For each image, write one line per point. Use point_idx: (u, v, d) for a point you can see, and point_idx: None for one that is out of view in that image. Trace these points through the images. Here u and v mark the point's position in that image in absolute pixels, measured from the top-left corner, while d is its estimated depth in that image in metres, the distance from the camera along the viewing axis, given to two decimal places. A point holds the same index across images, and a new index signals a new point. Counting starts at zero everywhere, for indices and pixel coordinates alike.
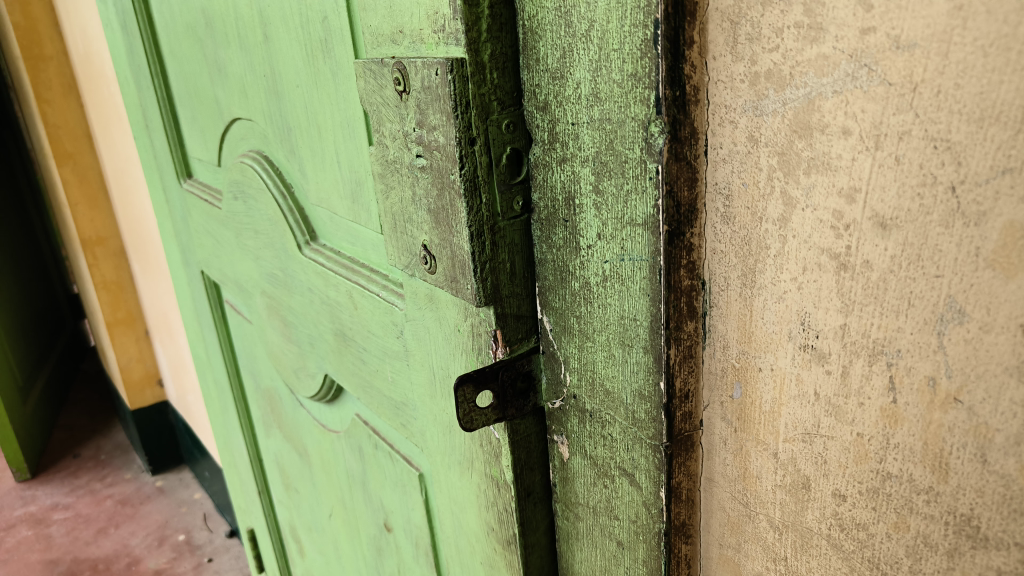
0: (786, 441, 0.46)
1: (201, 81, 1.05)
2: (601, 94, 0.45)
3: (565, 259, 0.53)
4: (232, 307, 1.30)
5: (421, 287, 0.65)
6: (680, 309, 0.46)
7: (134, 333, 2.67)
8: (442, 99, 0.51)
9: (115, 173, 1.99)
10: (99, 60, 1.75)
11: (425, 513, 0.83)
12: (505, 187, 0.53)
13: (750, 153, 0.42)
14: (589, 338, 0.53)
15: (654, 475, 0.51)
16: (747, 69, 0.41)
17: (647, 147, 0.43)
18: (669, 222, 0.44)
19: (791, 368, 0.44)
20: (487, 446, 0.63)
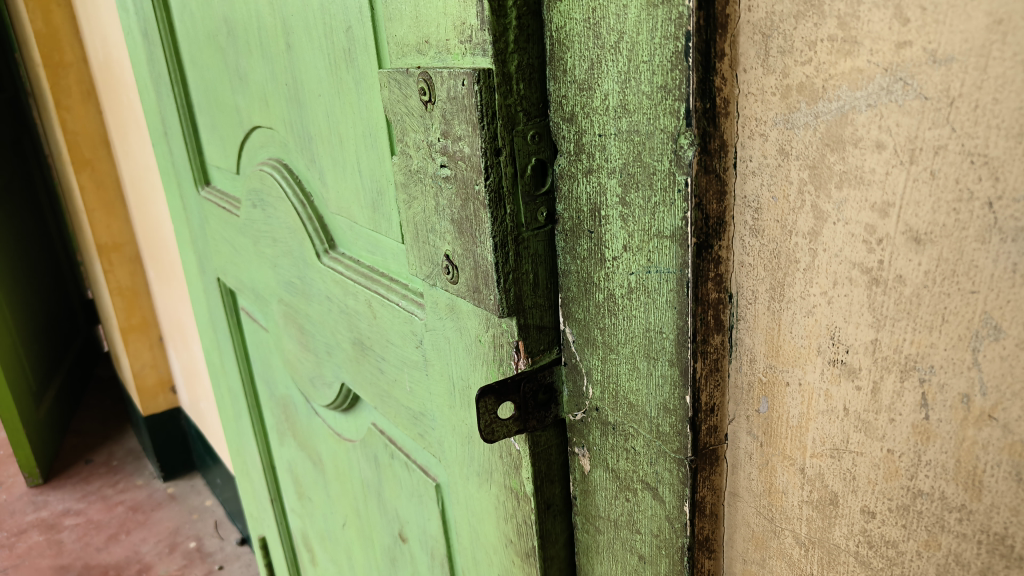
0: (813, 457, 0.45)
1: (222, 89, 1.06)
2: (630, 105, 0.45)
3: (590, 270, 0.52)
4: (248, 314, 1.31)
5: (442, 297, 0.65)
6: (707, 323, 0.46)
7: (148, 339, 2.68)
8: (468, 109, 0.51)
9: (132, 179, 2.00)
10: (118, 67, 1.76)
11: (441, 524, 0.83)
12: (530, 198, 0.53)
13: (780, 166, 0.42)
14: (612, 350, 0.52)
15: (679, 489, 0.51)
16: (778, 82, 0.40)
17: (677, 159, 0.43)
18: (697, 235, 0.44)
19: (820, 383, 0.44)
20: (508, 458, 0.63)
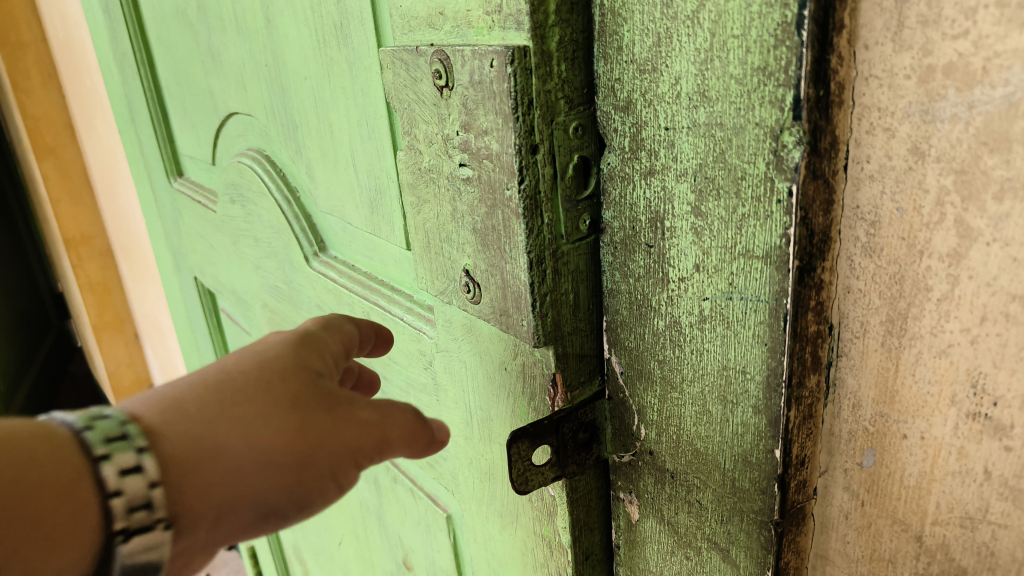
0: (935, 524, 0.37)
1: (193, 70, 0.95)
2: (710, 92, 0.35)
3: (645, 292, 0.43)
4: (229, 317, 1.21)
5: (457, 316, 0.55)
6: (804, 362, 0.37)
7: (124, 336, 2.38)
8: (498, 96, 0.41)
9: (99, 169, 1.87)
10: (79, 47, 1.63)
11: (452, 558, 0.74)
12: (571, 204, 0.44)
13: (911, 170, 0.33)
14: (675, 387, 0.44)
15: (759, 555, 0.42)
16: (916, 62, 0.31)
17: (776, 161, 0.33)
18: (800, 256, 0.35)
19: (952, 439, 0.35)
20: (538, 502, 0.55)
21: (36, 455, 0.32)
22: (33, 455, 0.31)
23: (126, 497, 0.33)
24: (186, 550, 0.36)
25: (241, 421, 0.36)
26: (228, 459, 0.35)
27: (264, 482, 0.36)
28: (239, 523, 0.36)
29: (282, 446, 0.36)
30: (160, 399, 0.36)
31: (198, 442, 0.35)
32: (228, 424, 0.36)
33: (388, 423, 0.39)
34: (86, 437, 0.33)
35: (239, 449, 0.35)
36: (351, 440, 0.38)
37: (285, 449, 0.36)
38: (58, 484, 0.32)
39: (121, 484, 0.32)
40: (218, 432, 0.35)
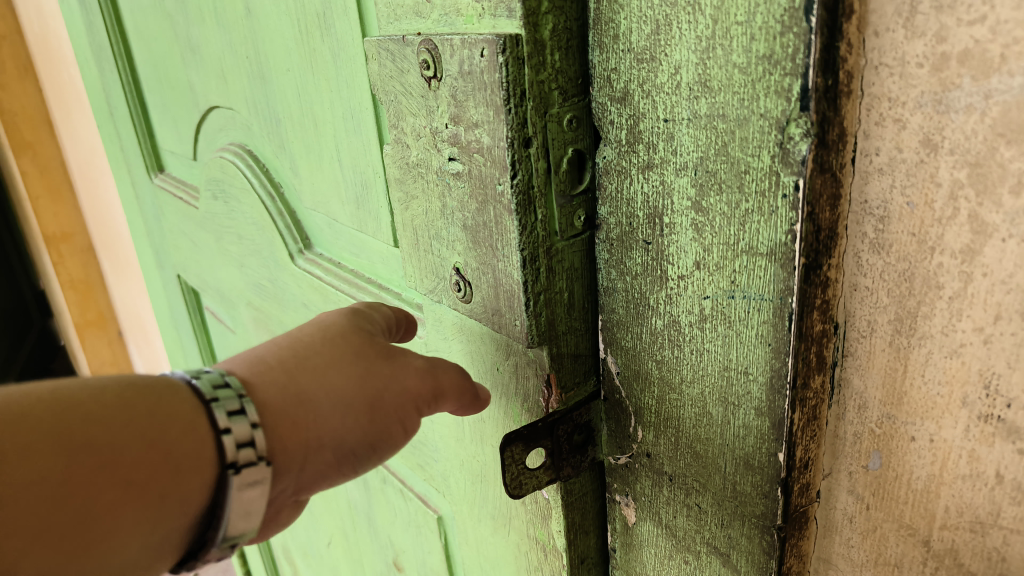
0: (944, 529, 0.36)
1: (172, 63, 0.92)
2: (712, 82, 0.34)
3: (643, 291, 0.42)
4: (213, 315, 1.18)
5: (448, 315, 0.54)
6: (809, 363, 0.36)
7: (108, 335, 2.35)
8: (489, 88, 0.40)
9: (78, 164, 1.83)
10: (55, 40, 1.59)
11: (443, 560, 0.73)
12: (566, 199, 0.42)
13: (924, 162, 0.31)
14: (673, 388, 0.42)
15: (761, 561, 0.41)
16: (929, 49, 0.30)
17: (783, 154, 0.32)
18: (807, 253, 0.33)
19: (962, 442, 0.34)
20: (532, 506, 0.53)
21: (159, 405, 0.39)
22: (158, 405, 0.39)
23: (234, 434, 0.40)
24: (287, 487, 0.44)
25: (317, 372, 0.43)
26: (311, 404, 0.43)
27: (342, 423, 0.43)
28: (326, 461, 0.44)
29: (353, 392, 0.44)
30: (248, 361, 0.44)
31: (284, 391, 0.43)
32: (305, 377, 0.43)
33: (438, 374, 0.46)
34: (198, 388, 0.41)
35: (318, 395, 0.43)
36: (409, 387, 0.45)
37: (355, 395, 0.44)
38: (180, 426, 0.40)
39: (228, 422, 0.40)
40: (300, 383, 0.43)
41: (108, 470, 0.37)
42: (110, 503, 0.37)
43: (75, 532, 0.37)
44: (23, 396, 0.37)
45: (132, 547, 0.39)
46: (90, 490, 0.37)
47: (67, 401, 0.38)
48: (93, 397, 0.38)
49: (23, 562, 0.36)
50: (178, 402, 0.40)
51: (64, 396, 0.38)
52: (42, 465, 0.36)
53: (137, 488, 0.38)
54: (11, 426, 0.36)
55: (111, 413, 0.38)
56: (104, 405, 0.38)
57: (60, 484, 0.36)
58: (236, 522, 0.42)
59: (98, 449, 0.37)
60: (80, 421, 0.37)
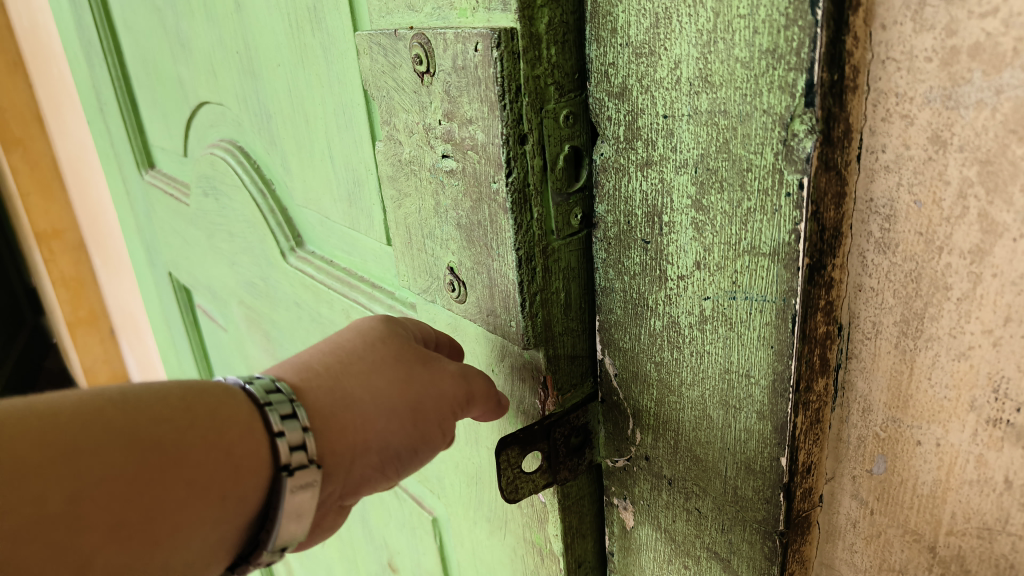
0: (950, 535, 0.35)
1: (162, 57, 0.91)
2: (713, 77, 0.33)
3: (641, 291, 0.41)
4: (205, 313, 1.17)
5: (442, 315, 0.53)
6: (813, 365, 0.35)
7: (99, 332, 2.21)
8: (483, 83, 0.38)
9: (69, 161, 1.81)
10: (43, 35, 1.56)
11: (438, 562, 0.72)
12: (562, 197, 0.41)
13: (932, 160, 0.30)
14: (673, 391, 0.41)
15: (762, 567, 0.40)
16: (939, 42, 0.29)
17: (786, 151, 0.31)
18: (811, 253, 0.32)
19: (970, 446, 0.33)
20: (529, 508, 0.52)
21: (216, 409, 0.41)
22: (216, 409, 0.41)
23: (287, 436, 0.41)
24: (335, 489, 0.45)
25: (361, 376, 0.45)
26: (357, 408, 0.44)
27: (387, 426, 0.44)
28: (372, 462, 0.45)
29: (396, 395, 0.45)
30: (296, 367, 0.45)
31: (331, 394, 0.44)
32: (350, 381, 0.45)
33: (472, 381, 0.46)
34: (252, 392, 0.42)
35: (362, 398, 0.44)
36: (449, 392, 0.45)
37: (398, 399, 0.45)
38: (236, 430, 0.41)
39: (283, 425, 0.42)
40: (346, 387, 0.44)
41: (174, 471, 0.39)
42: (175, 502, 0.39)
43: (142, 531, 0.38)
44: (91, 399, 0.39)
45: (193, 544, 0.40)
46: (157, 490, 0.38)
47: (133, 404, 0.39)
48: (156, 401, 0.40)
49: (95, 559, 0.37)
50: (233, 406, 0.42)
51: (130, 400, 0.39)
52: (114, 465, 0.37)
53: (201, 487, 0.40)
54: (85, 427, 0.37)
55: (175, 416, 0.40)
56: (168, 409, 0.40)
57: (131, 484, 0.38)
58: (288, 523, 0.44)
59: (165, 449, 0.39)
60: (147, 424, 0.39)
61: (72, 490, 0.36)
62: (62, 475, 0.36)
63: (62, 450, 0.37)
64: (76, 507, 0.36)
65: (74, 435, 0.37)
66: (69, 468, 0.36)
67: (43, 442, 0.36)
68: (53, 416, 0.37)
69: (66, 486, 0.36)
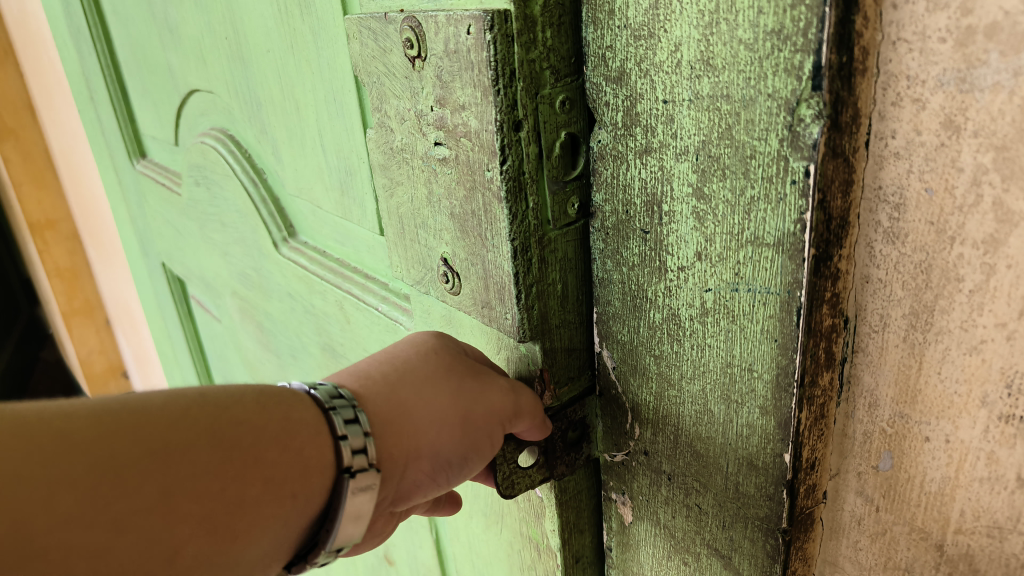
0: (959, 533, 0.34)
1: (151, 44, 0.89)
2: (715, 60, 0.32)
3: (640, 282, 0.39)
4: (198, 304, 1.15)
5: (436, 307, 0.51)
6: (817, 359, 0.34)
7: (95, 323, 2.14)
8: (476, 67, 0.37)
9: (61, 151, 1.79)
10: (32, 23, 1.54)
11: (435, 556, 0.71)
12: (559, 185, 0.40)
13: (945, 146, 0.29)
14: (673, 385, 0.40)
15: (764, 565, 0.39)
16: (953, 22, 0.27)
17: (791, 137, 0.30)
18: (817, 243, 0.31)
19: (980, 443, 0.32)
20: (526, 503, 0.51)
21: (288, 410, 0.39)
22: (288, 408, 0.39)
23: (351, 440, 0.39)
24: (386, 496, 0.43)
25: (417, 383, 0.43)
26: (413, 416, 0.42)
27: (442, 433, 0.42)
28: (426, 469, 0.43)
29: (450, 404, 0.42)
30: (351, 373, 0.44)
31: (387, 400, 0.42)
32: (407, 387, 0.43)
33: (519, 394, 0.42)
34: (317, 396, 0.40)
35: (419, 405, 0.42)
36: (497, 405, 0.42)
37: (452, 408, 0.42)
38: (307, 431, 0.39)
39: (346, 428, 0.40)
40: (402, 394, 0.43)
41: (254, 466, 0.37)
42: (255, 500, 0.37)
43: (225, 526, 0.37)
44: (171, 396, 0.37)
45: (266, 544, 0.38)
46: (238, 485, 0.37)
47: (211, 402, 0.38)
48: (232, 400, 0.38)
49: (183, 553, 0.35)
50: (302, 406, 0.40)
51: (208, 395, 0.38)
52: (201, 458, 0.36)
53: (276, 485, 0.38)
54: (169, 423, 0.36)
55: (252, 412, 0.38)
56: (245, 407, 0.38)
57: (217, 478, 0.36)
58: (345, 527, 0.41)
59: (245, 445, 0.37)
60: (228, 421, 0.37)
61: (163, 482, 0.35)
62: (153, 467, 0.35)
63: (152, 441, 0.35)
64: (168, 499, 0.35)
65: (162, 427, 0.36)
66: (160, 460, 0.35)
67: (131, 433, 0.35)
68: (138, 409, 0.36)
69: (157, 477, 0.35)
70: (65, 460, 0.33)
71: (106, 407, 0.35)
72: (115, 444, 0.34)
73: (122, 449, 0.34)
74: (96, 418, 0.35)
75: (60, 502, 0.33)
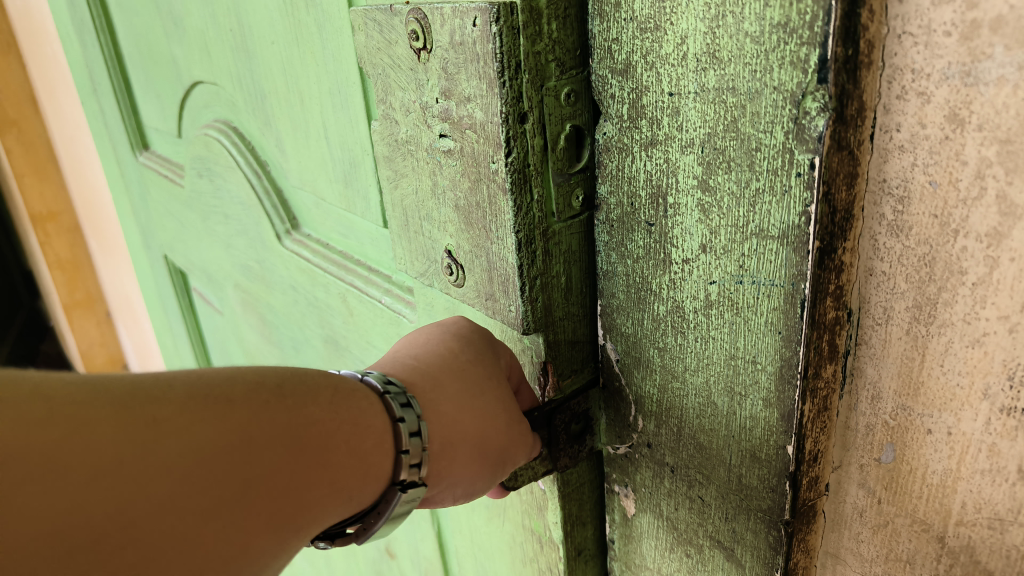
0: (962, 525, 0.34)
1: (154, 36, 0.89)
2: (722, 53, 0.32)
3: (645, 275, 0.40)
4: (200, 296, 1.15)
5: (440, 299, 0.51)
6: (821, 351, 0.34)
7: (96, 315, 2.14)
8: (482, 59, 0.37)
9: (64, 143, 1.78)
10: (35, 15, 1.53)
11: (436, 549, 0.71)
12: (563, 178, 0.40)
13: (949, 139, 0.29)
14: (676, 377, 0.40)
15: (766, 556, 0.39)
16: (958, 16, 0.28)
17: (796, 130, 0.30)
18: (821, 236, 0.31)
19: (982, 435, 0.32)
20: (530, 496, 0.51)
21: (357, 415, 0.39)
22: (357, 412, 0.39)
23: (410, 455, 0.40)
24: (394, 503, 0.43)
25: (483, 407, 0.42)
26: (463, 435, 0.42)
27: (480, 460, 0.42)
28: (464, 489, 0.43)
29: (499, 435, 0.42)
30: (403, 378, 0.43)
31: (442, 421, 0.42)
32: (462, 404, 0.43)
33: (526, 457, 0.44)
34: (388, 403, 0.40)
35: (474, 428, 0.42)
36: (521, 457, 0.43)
37: (499, 440, 0.42)
38: (372, 436, 0.39)
39: (410, 442, 0.40)
40: (456, 414, 0.42)
41: (324, 466, 0.37)
42: (319, 499, 0.37)
43: (293, 522, 0.36)
44: (253, 387, 0.36)
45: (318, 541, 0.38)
46: (309, 483, 0.36)
47: (290, 399, 0.37)
48: (309, 399, 0.38)
49: (252, 546, 0.35)
50: (372, 411, 0.40)
51: (288, 388, 0.37)
52: (278, 452, 0.35)
53: (339, 487, 0.38)
54: (253, 417, 0.35)
55: (329, 414, 0.38)
56: (321, 408, 0.38)
57: (292, 475, 0.36)
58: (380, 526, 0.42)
59: (318, 447, 0.37)
60: (305, 419, 0.37)
61: (246, 476, 0.34)
62: (235, 458, 0.34)
63: (235, 432, 0.34)
64: (246, 491, 0.34)
65: (244, 417, 0.35)
66: (242, 451, 0.34)
67: (216, 420, 0.34)
68: (221, 395, 0.35)
69: (241, 471, 0.34)
70: (144, 440, 0.32)
71: (190, 389, 0.34)
72: (199, 430, 0.33)
73: (205, 435, 0.34)
74: (180, 401, 0.34)
75: (133, 484, 0.31)
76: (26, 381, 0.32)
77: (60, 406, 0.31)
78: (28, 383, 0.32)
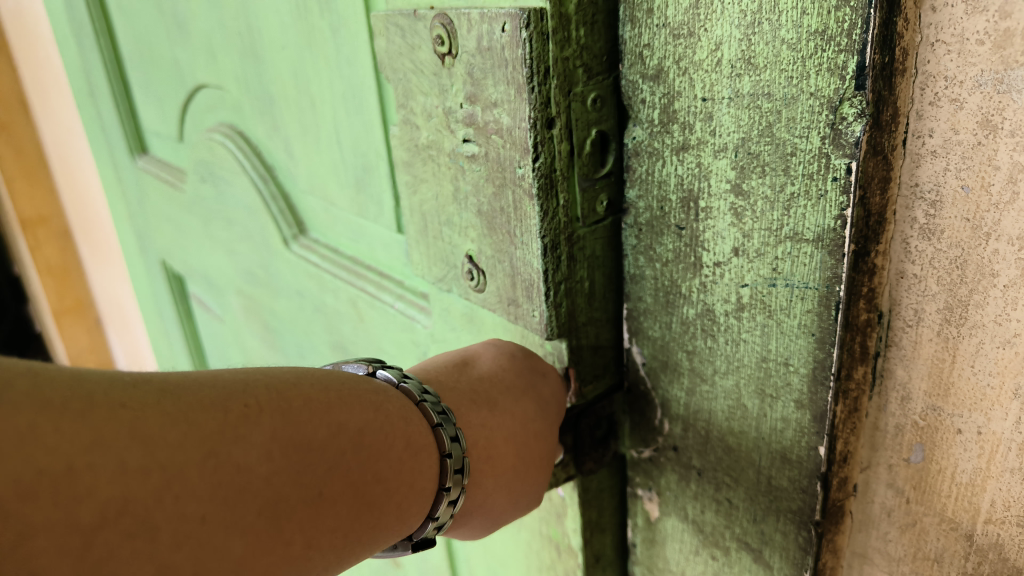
0: (990, 524, 0.35)
1: (156, 39, 0.88)
2: (757, 59, 0.32)
3: (674, 278, 0.40)
4: (199, 302, 1.14)
5: (457, 304, 0.51)
6: (853, 352, 0.35)
7: (86, 321, 2.11)
8: (510, 65, 0.37)
9: (54, 147, 1.77)
10: (27, 17, 1.52)
11: (446, 556, 0.70)
12: (588, 183, 0.40)
13: (981, 145, 0.30)
14: (705, 380, 0.40)
15: (796, 557, 0.39)
16: (991, 25, 0.28)
17: (833, 135, 0.31)
18: (856, 239, 0.32)
19: (1013, 435, 0.33)
20: (547, 503, 0.51)
21: (416, 476, 0.38)
22: (417, 472, 0.38)
23: (439, 519, 0.39)
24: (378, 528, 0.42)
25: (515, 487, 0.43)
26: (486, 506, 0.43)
27: (483, 524, 0.44)
28: (471, 530, 0.44)
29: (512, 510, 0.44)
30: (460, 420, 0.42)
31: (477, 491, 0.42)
32: (505, 466, 0.43)
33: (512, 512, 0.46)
34: (446, 467, 0.39)
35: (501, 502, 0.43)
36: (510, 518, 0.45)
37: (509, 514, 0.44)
38: (419, 500, 0.38)
39: (444, 509, 0.39)
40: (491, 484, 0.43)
41: (373, 525, 0.36)
42: (359, 554, 0.36)
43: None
44: (330, 438, 0.34)
45: None
46: (358, 540, 0.35)
47: (362, 453, 0.35)
48: (379, 454, 0.36)
49: None
50: (429, 474, 0.38)
51: (364, 438, 0.35)
52: (340, 511, 0.34)
53: (376, 543, 0.36)
54: (324, 475, 0.33)
55: (392, 475, 0.36)
56: (389, 466, 0.36)
57: (347, 534, 0.34)
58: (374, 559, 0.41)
59: (372, 507, 0.36)
60: (370, 479, 0.35)
61: (308, 536, 0.33)
62: (303, 515, 0.32)
63: (308, 488, 0.33)
64: (306, 552, 0.33)
65: (320, 471, 0.33)
66: (310, 508, 0.33)
67: (293, 475, 0.32)
68: (304, 446, 0.33)
69: (304, 531, 0.32)
70: (227, 493, 0.30)
71: (277, 433, 0.32)
72: (278, 484, 0.32)
73: (282, 490, 0.32)
74: (267, 449, 0.32)
75: (211, 543, 0.29)
76: (123, 407, 0.29)
77: (154, 448, 0.29)
78: (123, 412, 0.29)
